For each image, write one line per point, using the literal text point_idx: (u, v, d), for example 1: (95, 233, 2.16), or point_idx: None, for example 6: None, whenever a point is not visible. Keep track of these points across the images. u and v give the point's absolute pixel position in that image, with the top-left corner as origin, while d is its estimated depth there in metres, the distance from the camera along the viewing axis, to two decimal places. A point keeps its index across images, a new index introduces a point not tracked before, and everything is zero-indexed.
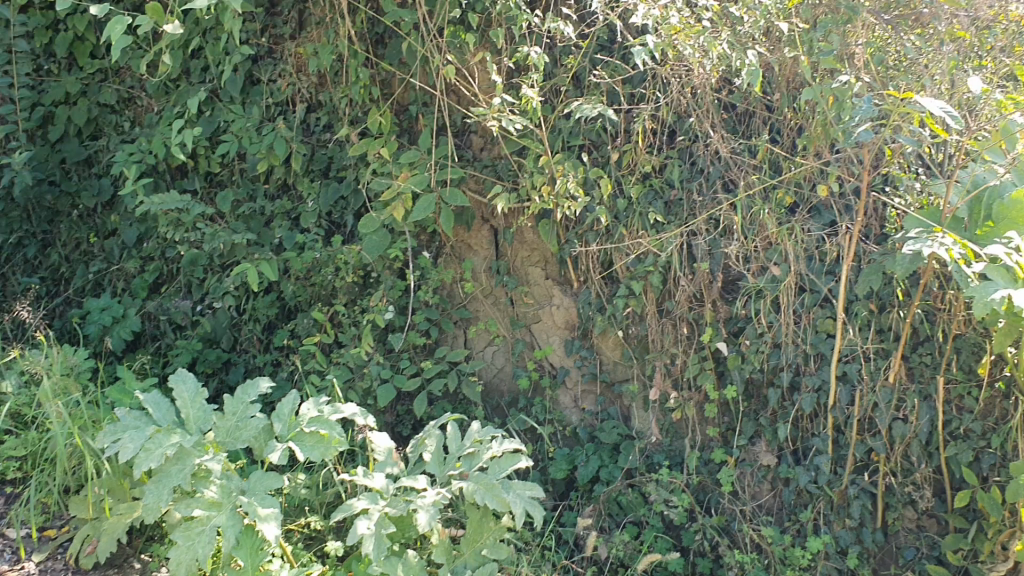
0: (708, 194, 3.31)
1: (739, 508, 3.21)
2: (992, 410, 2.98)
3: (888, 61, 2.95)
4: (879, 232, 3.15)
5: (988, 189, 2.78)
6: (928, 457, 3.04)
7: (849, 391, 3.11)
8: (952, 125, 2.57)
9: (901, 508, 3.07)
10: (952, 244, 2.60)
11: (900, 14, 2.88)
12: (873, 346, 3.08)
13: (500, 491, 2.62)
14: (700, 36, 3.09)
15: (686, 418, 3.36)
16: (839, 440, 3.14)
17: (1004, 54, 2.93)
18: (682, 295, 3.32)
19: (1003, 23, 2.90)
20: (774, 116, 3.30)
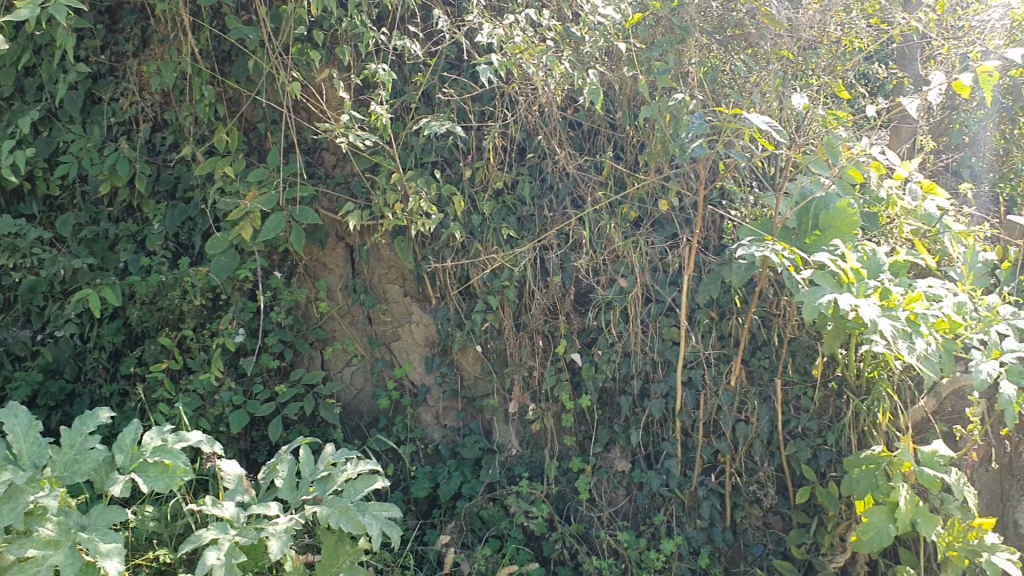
0: (558, 210, 3.41)
1: (597, 514, 3.27)
2: (826, 410, 3.12)
3: (721, 80, 3.13)
4: (717, 243, 3.29)
5: (815, 200, 2.94)
6: (770, 457, 3.17)
7: (694, 396, 3.24)
8: (777, 139, 2.73)
9: (747, 507, 3.19)
10: (783, 251, 2.76)
11: (731, 35, 3.08)
12: (714, 352, 3.22)
13: (355, 514, 2.59)
14: (543, 55, 3.14)
15: (545, 429, 3.41)
16: (687, 442, 3.25)
17: (825, 72, 3.08)
18: (536, 308, 3.38)
19: (825, 45, 3.05)
20: (617, 134, 3.44)
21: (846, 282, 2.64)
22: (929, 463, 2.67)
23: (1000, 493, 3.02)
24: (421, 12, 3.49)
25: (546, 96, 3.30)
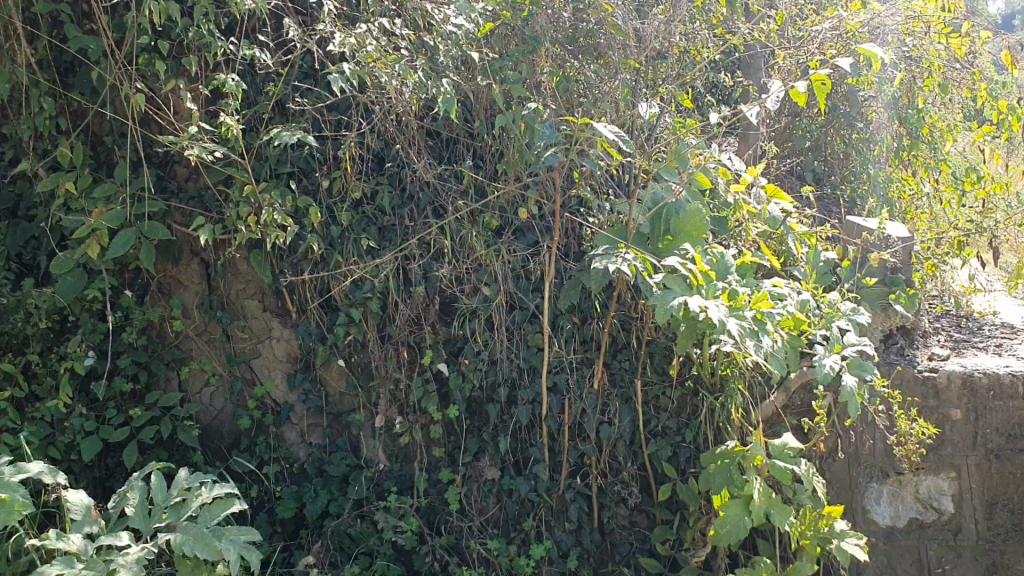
0: (419, 220, 3.38)
1: (468, 525, 3.24)
2: (684, 407, 3.23)
3: (574, 87, 3.20)
4: (578, 250, 3.32)
5: (666, 206, 3.01)
6: (633, 456, 3.24)
7: (560, 400, 3.26)
8: (621, 147, 2.77)
9: (614, 507, 3.25)
10: (634, 258, 2.85)
11: (581, 45, 3.19)
12: (577, 356, 3.26)
13: (211, 540, 2.52)
14: (396, 63, 3.10)
15: (414, 442, 3.36)
16: (555, 446, 3.27)
17: (672, 84, 3.25)
18: (400, 319, 3.33)
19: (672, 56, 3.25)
20: (475, 143, 3.44)
21: (695, 284, 2.71)
22: (781, 456, 2.75)
23: (849, 480, 3.15)
24: (272, 21, 3.43)
25: (400, 106, 3.23)
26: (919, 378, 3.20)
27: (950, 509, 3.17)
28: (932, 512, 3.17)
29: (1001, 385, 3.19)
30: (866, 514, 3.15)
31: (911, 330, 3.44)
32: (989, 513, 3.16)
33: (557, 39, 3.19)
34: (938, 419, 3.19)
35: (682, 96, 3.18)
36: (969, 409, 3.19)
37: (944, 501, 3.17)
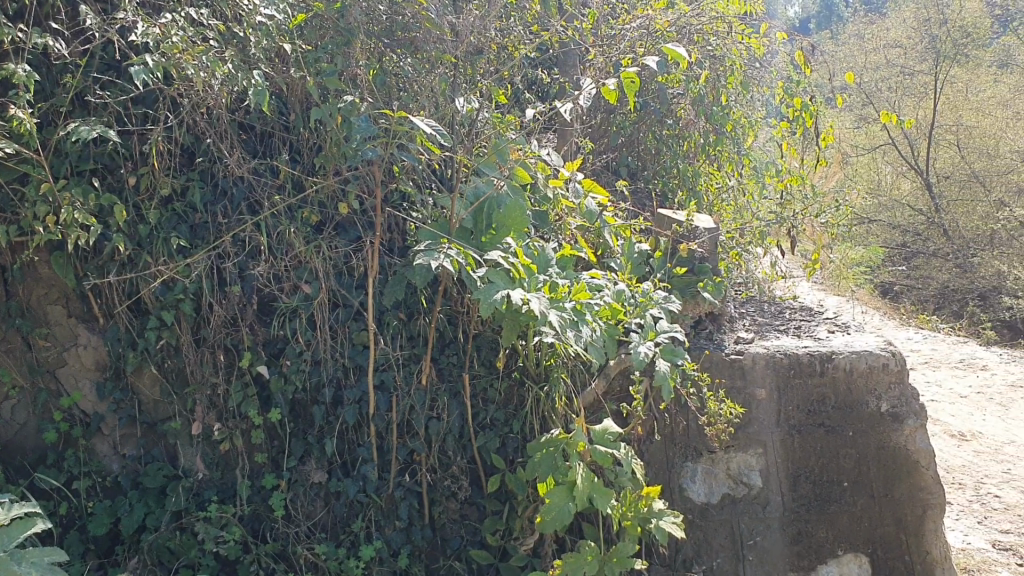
0: (234, 217, 3.25)
1: (294, 530, 3.13)
2: (511, 398, 3.27)
3: (390, 83, 3.19)
4: (401, 244, 3.31)
5: (487, 199, 2.94)
6: (462, 449, 3.24)
7: (387, 398, 3.20)
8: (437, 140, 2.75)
9: (444, 502, 3.23)
10: (457, 253, 2.75)
11: (396, 38, 3.18)
12: (403, 353, 3.21)
13: (9, 564, 2.35)
14: (204, 54, 2.97)
15: (235, 448, 3.23)
16: (382, 446, 3.22)
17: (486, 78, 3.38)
18: (215, 320, 3.18)
19: (481, 54, 3.40)
20: (291, 136, 3.36)
21: (518, 277, 2.73)
22: (602, 441, 2.83)
23: (666, 460, 3.30)
24: (66, 8, 3.20)
25: (210, 98, 3.11)
26: (727, 361, 3.36)
27: (758, 483, 3.35)
28: (743, 487, 3.35)
29: (801, 364, 3.39)
30: (682, 492, 3.29)
31: (719, 316, 3.63)
32: (794, 485, 3.36)
33: (368, 33, 3.14)
34: (744, 399, 3.37)
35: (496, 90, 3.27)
36: (773, 388, 3.38)
37: (752, 476, 3.35)
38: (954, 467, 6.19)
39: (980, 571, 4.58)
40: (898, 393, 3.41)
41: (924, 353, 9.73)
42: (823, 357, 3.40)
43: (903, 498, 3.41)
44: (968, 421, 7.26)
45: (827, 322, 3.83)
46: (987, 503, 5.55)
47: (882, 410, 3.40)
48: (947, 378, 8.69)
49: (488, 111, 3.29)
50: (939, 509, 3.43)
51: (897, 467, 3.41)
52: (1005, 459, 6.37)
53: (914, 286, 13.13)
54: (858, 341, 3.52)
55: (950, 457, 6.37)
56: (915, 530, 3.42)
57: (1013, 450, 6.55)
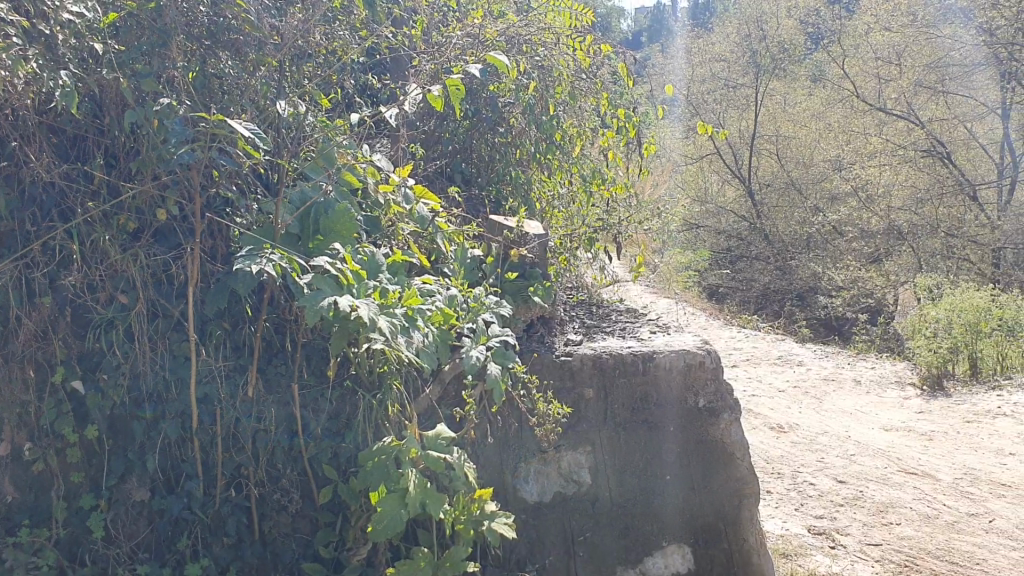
0: (43, 224, 3.08)
1: (115, 552, 3.03)
2: (344, 407, 3.14)
3: (212, 85, 3.12)
4: (225, 252, 3.16)
5: (314, 204, 2.93)
6: (293, 462, 3.11)
7: (210, 412, 3.07)
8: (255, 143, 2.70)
9: (275, 516, 3.11)
10: (281, 258, 2.70)
11: (216, 40, 3.11)
12: (226, 365, 3.09)
13: None
14: (5, 53, 2.74)
15: (48, 469, 3.07)
16: (208, 461, 3.09)
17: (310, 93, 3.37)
18: (22, 335, 3.01)
19: (297, 62, 3.34)
20: (106, 140, 3.19)
21: (346, 283, 2.66)
22: (434, 446, 2.79)
23: (499, 463, 3.34)
24: None
25: (15, 98, 2.97)
26: (555, 363, 3.44)
27: (587, 480, 3.44)
28: (573, 485, 3.43)
29: (625, 364, 3.49)
30: (515, 492, 3.35)
31: (549, 319, 3.69)
32: (620, 480, 3.48)
33: (186, 34, 3.07)
34: (572, 400, 3.45)
35: (319, 95, 3.32)
36: (599, 388, 3.47)
37: (582, 474, 3.44)
38: (773, 457, 6.56)
39: (794, 555, 4.86)
40: (713, 389, 3.57)
41: (745, 351, 10.27)
42: (645, 356, 3.51)
43: (721, 489, 3.59)
44: (786, 414, 7.71)
45: (650, 324, 3.97)
46: (804, 491, 5.90)
47: (699, 406, 3.56)
48: (767, 374, 9.22)
49: (314, 116, 3.26)
50: (753, 498, 3.62)
51: (714, 459, 3.58)
52: (819, 448, 6.78)
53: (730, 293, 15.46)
54: (677, 341, 3.66)
55: (770, 449, 6.74)
56: (733, 519, 3.61)
57: (826, 440, 6.99)
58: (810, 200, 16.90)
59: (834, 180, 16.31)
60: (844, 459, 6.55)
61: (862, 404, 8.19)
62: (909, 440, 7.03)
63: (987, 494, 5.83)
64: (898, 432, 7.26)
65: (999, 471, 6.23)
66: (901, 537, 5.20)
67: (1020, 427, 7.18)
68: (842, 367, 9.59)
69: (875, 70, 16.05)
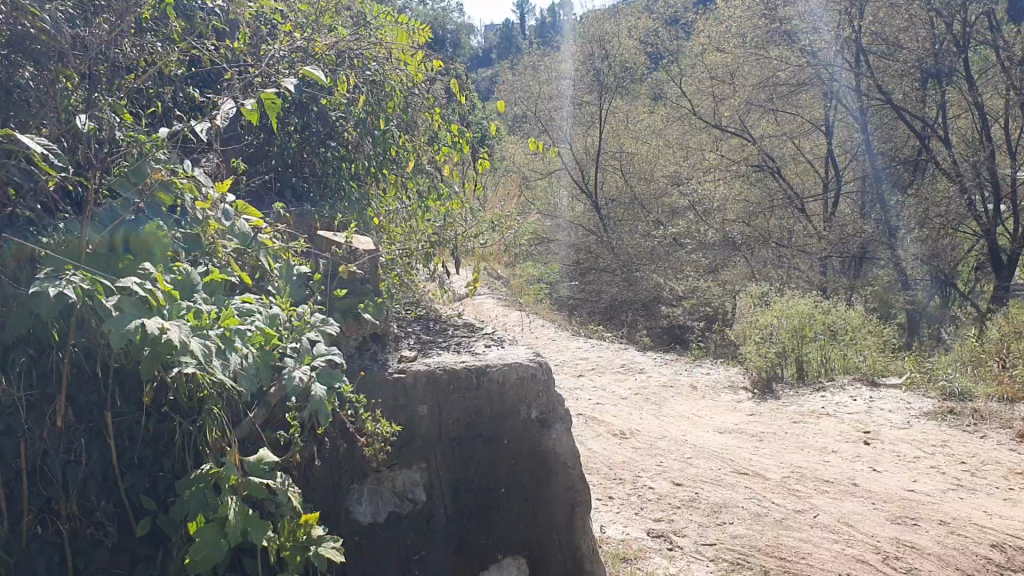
0: None
1: None
2: (162, 435, 2.99)
3: (10, 98, 2.97)
4: (27, 273, 2.87)
5: (123, 222, 2.82)
6: (108, 493, 2.96)
7: (14, 444, 2.88)
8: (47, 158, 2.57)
9: (91, 551, 2.93)
10: (82, 279, 2.55)
11: (12, 50, 2.98)
12: (30, 393, 2.89)
13: None
14: None
15: None
16: (13, 496, 2.88)
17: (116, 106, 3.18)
18: None
19: (102, 73, 3.26)
20: None
21: (156, 305, 2.54)
22: (255, 471, 2.71)
23: (331, 485, 3.26)
24: None
25: None
26: (388, 380, 3.39)
27: (422, 498, 3.43)
28: (407, 503, 3.41)
29: (458, 379, 3.48)
30: (347, 514, 3.28)
31: (383, 336, 3.65)
32: (455, 496, 3.47)
33: None
34: (405, 418, 3.41)
35: (125, 109, 3.15)
36: (433, 404, 3.45)
37: (417, 491, 3.42)
38: (615, 463, 6.73)
39: (634, 559, 4.97)
40: (545, 400, 3.62)
41: (590, 361, 10.51)
42: (478, 371, 3.51)
43: (554, 500, 3.65)
44: (628, 421, 7.92)
45: (485, 338, 3.98)
46: (643, 495, 6.07)
47: (532, 417, 3.60)
48: (611, 382, 9.46)
49: (123, 131, 3.15)
50: (585, 506, 3.70)
51: (547, 471, 3.63)
52: (658, 453, 6.99)
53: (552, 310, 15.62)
54: (510, 354, 3.70)
55: (613, 455, 6.92)
56: (566, 528, 3.67)
57: (665, 445, 7.21)
58: (652, 214, 18.04)
59: (673, 195, 17.37)
60: (681, 462, 6.78)
61: (698, 409, 8.50)
62: (741, 441, 7.33)
63: (812, 490, 6.11)
64: (731, 434, 7.57)
65: (822, 468, 6.58)
66: (735, 536, 5.37)
67: (841, 425, 7.61)
68: (680, 374, 9.94)
69: (710, 89, 16.71)
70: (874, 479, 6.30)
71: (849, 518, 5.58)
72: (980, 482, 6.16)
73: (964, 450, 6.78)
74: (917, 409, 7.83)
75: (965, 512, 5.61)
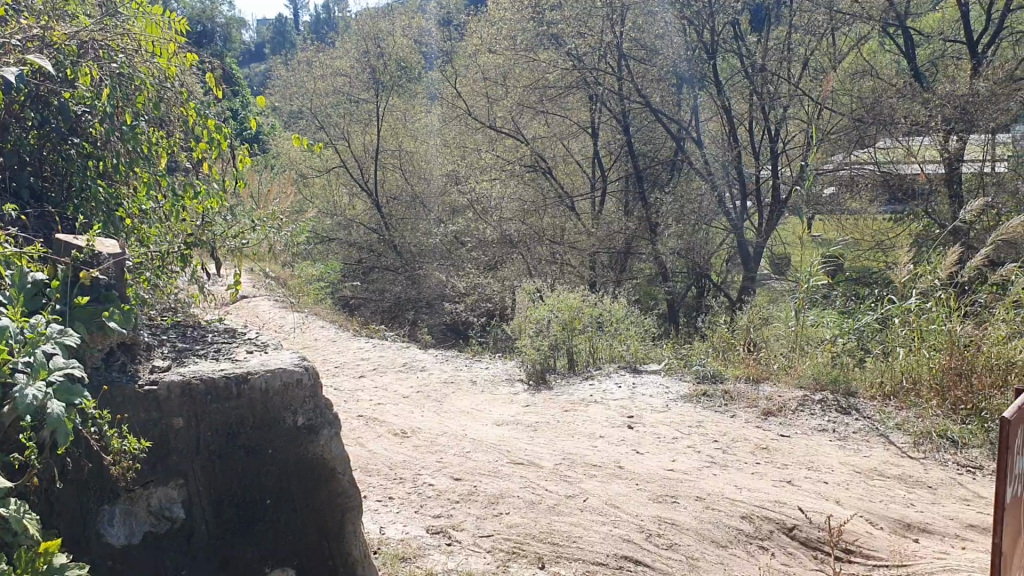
0: None
1: None
2: None
3: None
4: None
5: None
6: None
7: None
8: None
9: None
10: None
11: None
12: None
13: None
14: None
15: None
16: None
17: None
18: None
19: None
20: None
21: None
22: None
23: (77, 509, 3.07)
24: None
25: None
26: (140, 393, 3.20)
27: (181, 516, 3.28)
28: (165, 522, 3.25)
29: (217, 388, 3.33)
30: (98, 538, 3.10)
31: (131, 346, 3.47)
32: (217, 511, 3.36)
33: None
34: (158, 433, 3.24)
35: None
36: (190, 416, 3.30)
37: (175, 509, 3.27)
38: (395, 463, 6.70)
39: (413, 557, 4.96)
40: (311, 406, 3.54)
41: (371, 360, 10.42)
42: (238, 379, 3.37)
43: (322, 506, 3.60)
44: (408, 419, 7.91)
45: (246, 343, 3.85)
46: (422, 493, 6.08)
47: (298, 424, 3.51)
48: (392, 381, 9.43)
49: None
50: (356, 510, 3.67)
51: (314, 477, 3.56)
52: (437, 449, 7.02)
53: (340, 312, 15.85)
54: (273, 360, 3.58)
55: (393, 455, 6.89)
56: (336, 534, 3.64)
57: (444, 441, 7.26)
58: (433, 212, 18.12)
59: (451, 193, 17.52)
60: (460, 456, 6.85)
61: (477, 403, 8.62)
62: (516, 432, 7.51)
63: (582, 475, 6.35)
64: (508, 426, 7.74)
65: (592, 453, 6.86)
66: (510, 525, 5.50)
67: (608, 411, 7.98)
68: (460, 369, 10.05)
69: (484, 90, 17.06)
70: (638, 461, 6.64)
71: (616, 500, 5.85)
72: (730, 458, 6.64)
73: (717, 429, 7.29)
74: (674, 392, 8.35)
75: (718, 487, 6.02)
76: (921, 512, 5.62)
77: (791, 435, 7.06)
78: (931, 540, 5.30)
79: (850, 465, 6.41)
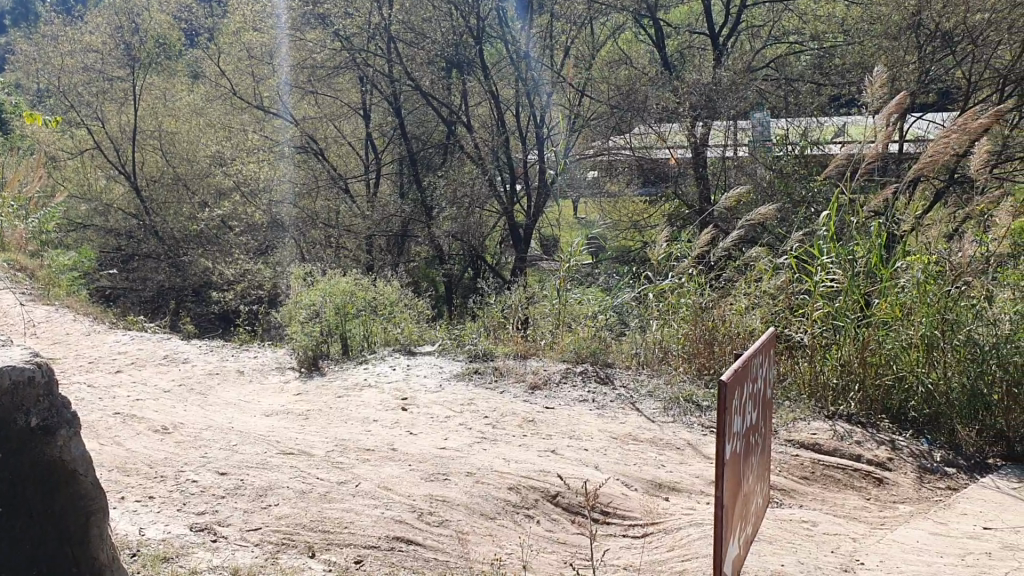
0: None
1: None
2: None
3: None
4: None
5: None
6: None
7: None
8: None
9: None
10: None
11: None
12: None
13: None
14: None
15: None
16: None
17: None
18: None
19: None
20: None
21: None
22: None
23: None
24: None
25: None
26: None
27: None
28: None
29: None
30: None
31: None
32: None
33: None
34: None
35: None
36: None
37: None
38: (156, 461, 6.38)
39: (176, 557, 4.76)
40: (47, 405, 3.31)
41: (129, 354, 9.85)
42: None
43: (63, 511, 3.38)
44: (169, 414, 7.55)
45: None
46: (185, 490, 5.84)
47: (32, 426, 3.27)
48: (152, 376, 8.95)
49: None
50: (102, 512, 3.45)
51: (50, 481, 3.34)
52: (202, 444, 6.75)
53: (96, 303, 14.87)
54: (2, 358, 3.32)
55: (153, 453, 6.55)
56: (80, 539, 3.42)
57: (209, 435, 6.99)
58: (197, 195, 17.42)
59: (216, 175, 16.84)
60: (226, 450, 6.61)
61: (245, 394, 8.35)
62: (286, 422, 7.35)
63: (354, 460, 6.32)
64: (278, 416, 7.57)
65: (364, 438, 6.84)
66: (280, 517, 5.39)
67: (381, 395, 7.98)
68: (227, 359, 9.69)
69: (250, 69, 16.51)
70: (410, 442, 6.68)
71: (388, 483, 5.87)
72: (498, 432, 6.84)
73: (486, 406, 7.47)
74: (447, 372, 8.49)
75: (487, 462, 6.18)
76: (671, 472, 6.04)
77: (555, 407, 7.37)
78: (679, 497, 5.72)
79: (608, 432, 6.77)
